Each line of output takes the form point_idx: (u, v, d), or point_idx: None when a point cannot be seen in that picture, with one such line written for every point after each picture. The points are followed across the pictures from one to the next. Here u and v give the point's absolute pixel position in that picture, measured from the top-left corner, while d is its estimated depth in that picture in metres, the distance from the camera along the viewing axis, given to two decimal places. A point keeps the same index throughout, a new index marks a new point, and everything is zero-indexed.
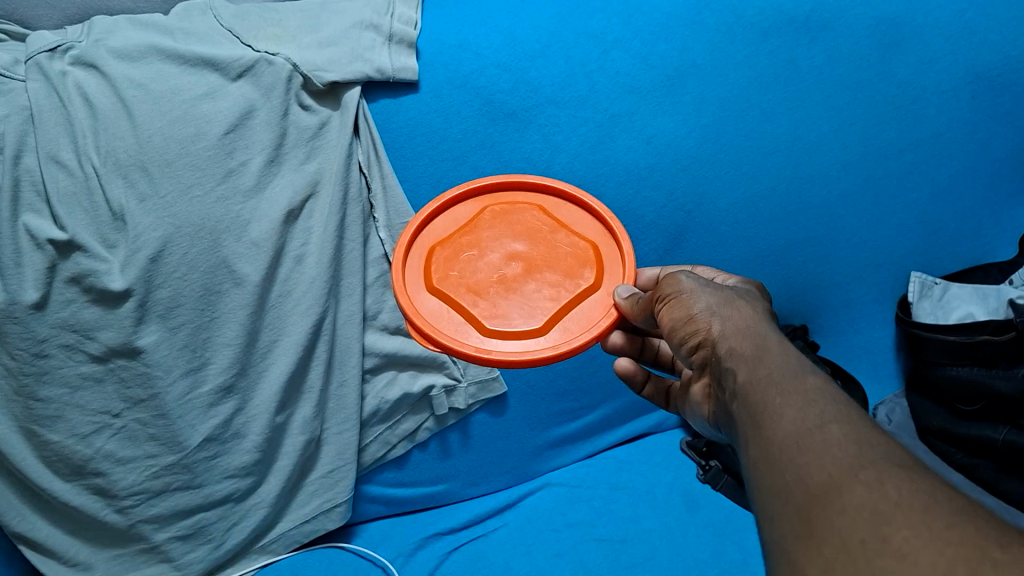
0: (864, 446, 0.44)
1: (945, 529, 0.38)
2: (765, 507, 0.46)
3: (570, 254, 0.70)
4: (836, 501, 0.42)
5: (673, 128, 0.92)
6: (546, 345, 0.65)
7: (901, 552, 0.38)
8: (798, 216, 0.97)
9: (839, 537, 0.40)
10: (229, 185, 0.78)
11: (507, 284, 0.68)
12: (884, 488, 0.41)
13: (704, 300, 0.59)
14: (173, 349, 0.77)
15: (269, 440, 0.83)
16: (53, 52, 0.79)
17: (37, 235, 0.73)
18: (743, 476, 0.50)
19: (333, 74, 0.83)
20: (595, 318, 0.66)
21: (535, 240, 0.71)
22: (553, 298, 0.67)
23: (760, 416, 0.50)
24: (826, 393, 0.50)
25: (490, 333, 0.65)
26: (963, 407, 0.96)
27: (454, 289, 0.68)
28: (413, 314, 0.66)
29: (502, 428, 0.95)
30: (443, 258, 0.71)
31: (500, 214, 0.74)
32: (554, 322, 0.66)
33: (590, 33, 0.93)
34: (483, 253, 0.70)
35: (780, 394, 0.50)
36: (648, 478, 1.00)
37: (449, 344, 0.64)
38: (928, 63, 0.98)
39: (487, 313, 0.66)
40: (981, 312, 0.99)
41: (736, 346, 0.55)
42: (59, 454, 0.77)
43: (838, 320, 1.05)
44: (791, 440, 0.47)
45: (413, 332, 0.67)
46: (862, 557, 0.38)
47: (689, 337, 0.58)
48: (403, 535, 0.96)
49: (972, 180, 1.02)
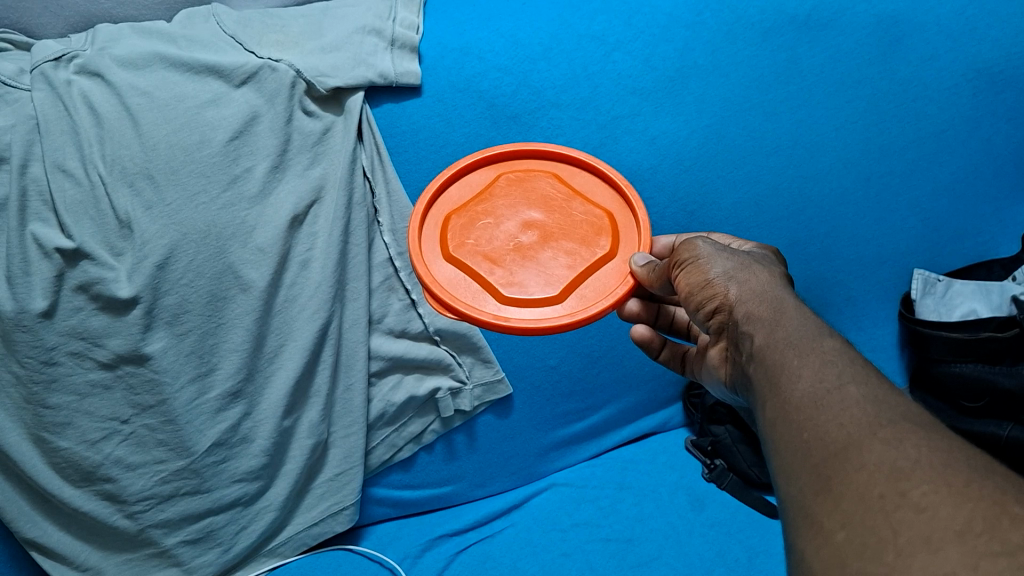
0: (882, 406, 0.45)
1: (964, 485, 0.39)
2: (781, 465, 0.47)
3: (585, 223, 0.71)
4: (854, 458, 0.43)
5: (676, 129, 0.93)
6: (562, 312, 0.65)
7: (919, 505, 0.39)
8: (802, 215, 0.97)
9: (857, 491, 0.41)
10: (234, 192, 0.79)
11: (523, 252, 0.68)
12: (903, 445, 0.42)
13: (721, 264, 0.59)
14: (180, 356, 0.78)
15: (277, 444, 0.83)
16: (58, 61, 0.80)
17: (45, 244, 0.73)
18: (760, 436, 0.51)
19: (336, 80, 0.83)
20: (612, 286, 0.67)
21: (550, 209, 0.71)
22: (569, 266, 0.67)
23: (776, 378, 0.51)
24: (843, 354, 0.50)
25: (507, 300, 0.66)
26: (968, 404, 0.97)
27: (470, 258, 0.68)
28: (431, 282, 0.67)
29: (510, 428, 0.95)
30: (459, 227, 0.71)
31: (515, 182, 0.74)
32: (571, 289, 0.66)
33: (592, 34, 0.94)
34: (499, 222, 0.71)
35: (798, 354, 0.51)
36: (653, 477, 1.01)
37: (467, 312, 0.64)
38: (930, 60, 0.98)
39: (504, 281, 0.67)
40: (984, 309, 0.99)
41: (754, 309, 0.56)
42: (69, 460, 0.78)
43: (844, 316, 1.03)
44: (809, 399, 0.48)
45: (430, 299, 0.67)
46: (881, 510, 0.39)
47: (706, 302, 0.59)
48: (410, 537, 0.96)
49: (975, 176, 1.02)
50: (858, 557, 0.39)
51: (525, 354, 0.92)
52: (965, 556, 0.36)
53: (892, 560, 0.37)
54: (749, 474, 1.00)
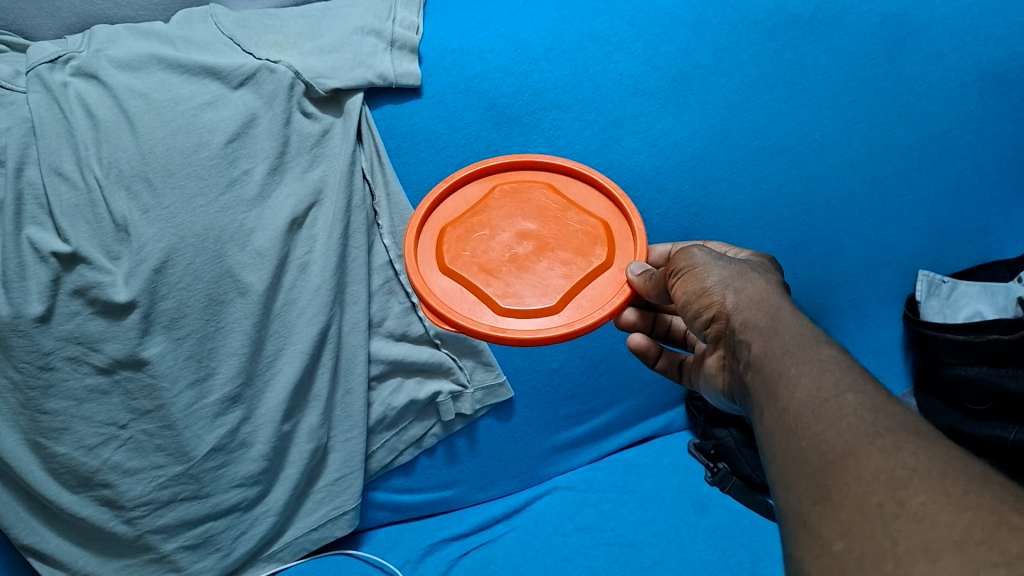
0: (880, 414, 0.44)
1: (962, 494, 0.38)
2: (780, 473, 0.46)
3: (581, 232, 0.70)
4: (852, 467, 0.42)
5: (679, 130, 0.92)
6: (560, 322, 0.64)
7: (918, 515, 0.38)
8: (805, 217, 0.96)
9: (856, 500, 0.40)
10: (232, 195, 0.78)
11: (519, 263, 0.67)
12: (901, 454, 0.41)
13: (717, 272, 0.58)
14: (178, 360, 0.77)
15: (276, 449, 0.83)
16: (54, 63, 0.79)
17: (41, 248, 0.73)
18: (757, 444, 0.50)
19: (335, 81, 0.83)
20: (609, 294, 0.66)
21: (545, 219, 0.71)
22: (565, 276, 0.67)
23: (774, 386, 0.50)
24: (841, 361, 0.50)
25: (504, 311, 0.65)
26: (973, 407, 0.97)
27: (465, 269, 0.67)
28: (426, 294, 0.66)
29: (511, 432, 0.94)
30: (455, 237, 0.70)
31: (509, 193, 0.73)
32: (568, 299, 0.65)
33: (594, 34, 0.93)
34: (494, 232, 0.70)
35: (795, 362, 0.50)
36: (656, 481, 1.00)
37: (464, 324, 0.64)
38: (935, 59, 0.97)
39: (500, 292, 0.66)
40: (989, 310, 0.99)
41: (751, 317, 0.55)
42: (66, 465, 0.77)
43: (847, 318, 1.03)
44: (806, 407, 0.47)
45: (427, 311, 0.67)
46: (879, 519, 0.39)
47: (704, 311, 0.58)
48: (412, 541, 0.96)
49: (980, 176, 1.01)
50: (857, 568, 0.38)
51: (526, 357, 0.92)
52: (963, 566, 0.35)
53: (890, 571, 0.37)
54: (752, 479, 0.99)
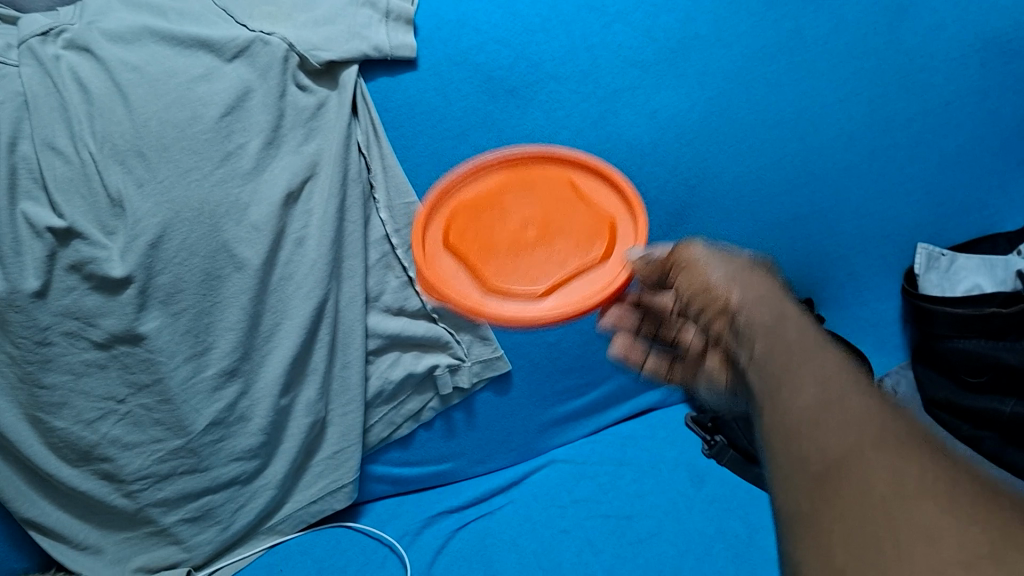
0: (888, 421, 0.45)
1: (972, 515, 0.39)
2: (776, 467, 0.46)
3: (586, 223, 0.70)
4: (859, 474, 0.42)
5: (678, 102, 0.90)
6: (539, 310, 0.65)
7: (930, 533, 0.38)
8: (803, 189, 0.98)
9: (861, 507, 0.40)
10: (227, 168, 0.77)
11: (519, 245, 0.69)
12: (910, 467, 0.41)
13: (723, 268, 0.59)
14: (176, 335, 0.77)
15: (274, 423, 0.84)
16: (45, 35, 0.76)
17: (36, 224, 0.71)
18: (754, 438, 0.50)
19: (330, 53, 0.80)
20: (596, 290, 0.65)
21: (554, 205, 0.72)
22: (557, 262, 0.68)
23: (777, 387, 0.49)
24: (847, 367, 0.50)
25: (492, 290, 0.67)
26: (969, 379, 0.99)
27: (467, 248, 0.69)
28: (424, 263, 0.69)
29: (509, 403, 0.95)
30: (466, 219, 0.72)
31: (525, 179, 0.74)
32: (554, 289, 0.66)
33: (591, 4, 0.89)
34: (503, 217, 0.71)
35: (803, 361, 0.50)
36: (653, 455, 1.01)
37: (447, 292, 0.66)
38: (938, 29, 0.96)
39: (493, 271, 0.68)
40: (988, 283, 1.02)
41: (755, 314, 0.55)
42: (65, 440, 0.78)
43: (843, 291, 1.07)
44: (809, 409, 0.46)
45: (422, 280, 0.69)
46: (888, 532, 0.39)
47: (705, 304, 0.58)
48: (411, 513, 0.96)
49: (980, 148, 1.02)
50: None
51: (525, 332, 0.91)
52: None
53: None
54: (749, 451, 0.99)
